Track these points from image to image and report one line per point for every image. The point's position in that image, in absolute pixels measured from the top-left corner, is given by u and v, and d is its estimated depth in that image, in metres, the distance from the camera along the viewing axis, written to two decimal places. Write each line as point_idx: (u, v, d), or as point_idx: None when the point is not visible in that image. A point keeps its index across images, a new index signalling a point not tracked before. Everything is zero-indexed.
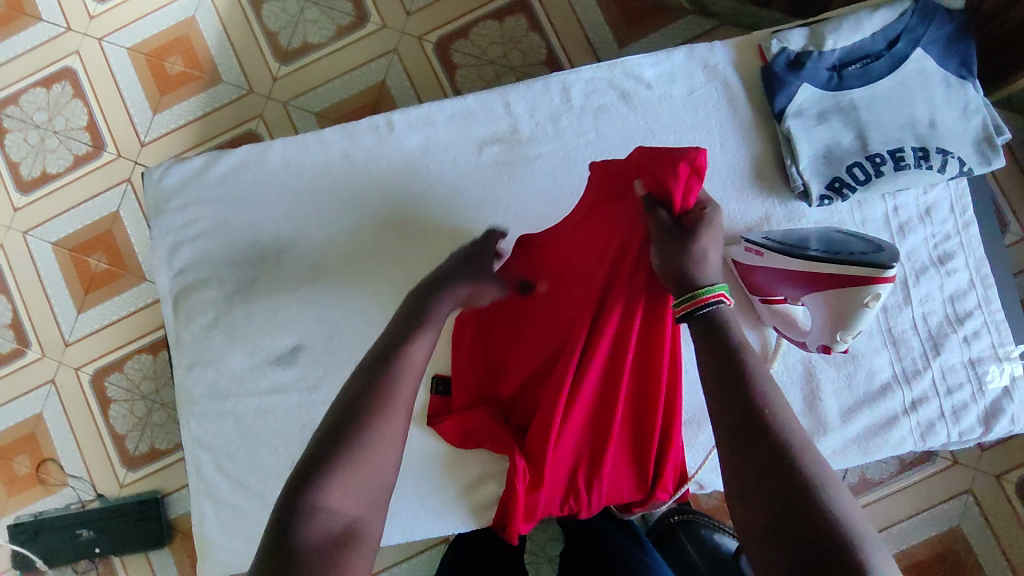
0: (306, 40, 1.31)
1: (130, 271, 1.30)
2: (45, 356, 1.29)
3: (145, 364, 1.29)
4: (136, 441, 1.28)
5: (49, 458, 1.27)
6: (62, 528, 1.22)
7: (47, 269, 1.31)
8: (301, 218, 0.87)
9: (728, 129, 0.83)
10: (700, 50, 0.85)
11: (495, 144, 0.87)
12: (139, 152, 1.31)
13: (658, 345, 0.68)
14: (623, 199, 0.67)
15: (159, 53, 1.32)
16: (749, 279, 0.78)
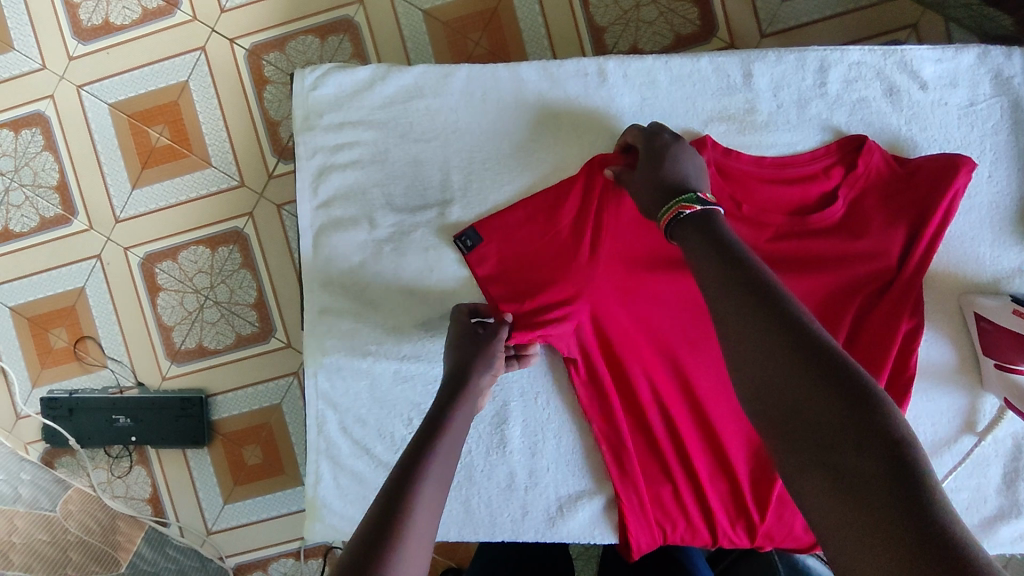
0: None
1: (195, 153, 1.10)
2: (93, 229, 1.12)
3: (202, 258, 1.11)
4: (184, 335, 1.12)
5: (89, 336, 1.13)
6: (95, 411, 1.09)
7: (101, 133, 1.11)
8: (474, 168, 0.73)
9: (1003, 158, 0.70)
10: (994, 55, 0.71)
11: (722, 122, 0.72)
12: (218, 20, 1.08)
13: (879, 367, 0.69)
14: (902, 191, 0.69)
15: None
16: (997, 344, 0.67)
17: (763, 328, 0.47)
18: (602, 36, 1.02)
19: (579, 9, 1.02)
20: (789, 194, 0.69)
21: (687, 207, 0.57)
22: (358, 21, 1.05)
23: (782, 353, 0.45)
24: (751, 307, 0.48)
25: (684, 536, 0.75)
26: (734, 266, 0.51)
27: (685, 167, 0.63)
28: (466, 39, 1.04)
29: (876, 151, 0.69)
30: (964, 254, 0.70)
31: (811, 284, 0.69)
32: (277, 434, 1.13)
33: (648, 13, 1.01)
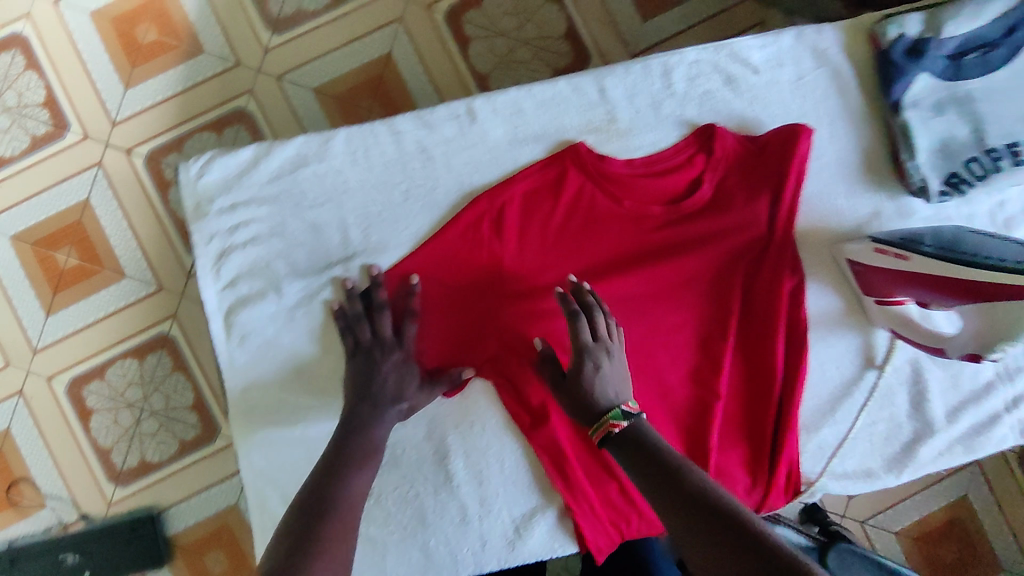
0: (300, 6, 1.09)
1: (108, 268, 1.09)
2: (11, 365, 1.08)
3: (130, 369, 1.09)
4: (124, 453, 1.08)
5: (22, 479, 1.07)
6: (42, 555, 1.04)
7: (4, 267, 1.08)
8: (372, 220, 0.76)
9: (839, 120, 0.78)
10: (810, 33, 0.80)
11: (590, 136, 0.78)
12: (111, 134, 1.09)
13: (772, 325, 0.75)
14: (756, 164, 0.76)
15: (130, 17, 1.09)
16: (872, 282, 0.74)
17: (698, 514, 0.55)
18: (487, 82, 1.09)
19: (460, 61, 1.09)
20: (657, 186, 0.76)
21: (616, 425, 0.65)
22: (253, 112, 1.09)
23: (704, 527, 0.54)
24: (705, 521, 0.54)
25: (639, 529, 0.76)
26: (679, 482, 0.58)
27: (610, 383, 0.68)
28: (358, 106, 1.09)
29: (727, 133, 0.76)
30: (824, 209, 0.78)
31: (692, 263, 0.76)
32: (239, 533, 1.09)
33: (522, 55, 1.09)
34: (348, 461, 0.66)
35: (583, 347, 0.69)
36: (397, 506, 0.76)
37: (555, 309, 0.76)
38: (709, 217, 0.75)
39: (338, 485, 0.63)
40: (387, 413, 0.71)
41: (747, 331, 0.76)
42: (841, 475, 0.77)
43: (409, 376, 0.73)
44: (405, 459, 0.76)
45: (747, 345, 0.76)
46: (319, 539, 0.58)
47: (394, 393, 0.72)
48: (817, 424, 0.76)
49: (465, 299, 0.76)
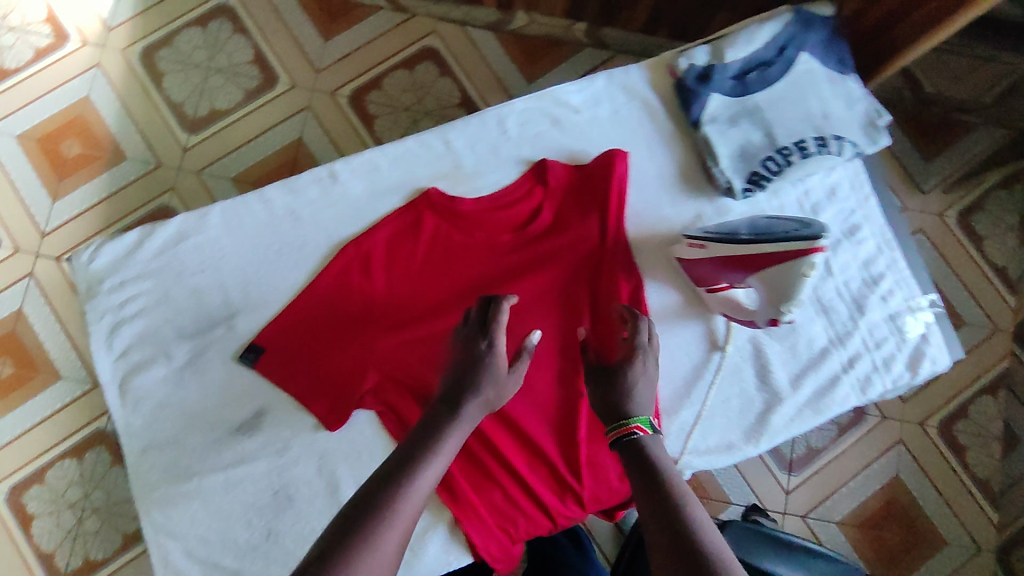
0: (214, 106, 1.32)
1: (44, 371, 1.19)
2: None
3: (68, 471, 1.17)
4: (67, 557, 1.14)
5: None
6: None
7: None
8: (252, 279, 0.84)
9: (654, 142, 0.91)
10: (618, 74, 0.92)
11: (439, 182, 0.89)
12: (40, 244, 1.24)
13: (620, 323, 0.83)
14: (585, 186, 0.87)
15: (53, 138, 1.28)
16: (694, 273, 0.84)
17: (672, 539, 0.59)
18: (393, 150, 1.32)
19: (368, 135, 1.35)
20: (503, 216, 0.86)
21: (639, 428, 0.70)
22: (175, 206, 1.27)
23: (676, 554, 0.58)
24: (676, 547, 0.58)
25: (527, 530, 0.83)
26: (673, 510, 0.62)
27: (639, 388, 0.75)
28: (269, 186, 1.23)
29: (557, 163, 0.88)
30: (653, 219, 0.89)
31: (543, 280, 0.85)
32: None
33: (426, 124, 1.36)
34: (424, 445, 0.66)
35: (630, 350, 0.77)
36: (295, 543, 0.80)
37: (428, 335, 0.84)
38: (551, 237, 0.86)
39: (386, 480, 0.62)
40: (484, 388, 0.72)
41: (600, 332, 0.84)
42: (704, 451, 0.85)
43: (498, 357, 0.73)
44: (298, 497, 0.81)
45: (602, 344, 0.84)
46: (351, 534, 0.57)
47: (488, 376, 0.72)
48: (676, 407, 0.84)
49: (344, 337, 0.83)
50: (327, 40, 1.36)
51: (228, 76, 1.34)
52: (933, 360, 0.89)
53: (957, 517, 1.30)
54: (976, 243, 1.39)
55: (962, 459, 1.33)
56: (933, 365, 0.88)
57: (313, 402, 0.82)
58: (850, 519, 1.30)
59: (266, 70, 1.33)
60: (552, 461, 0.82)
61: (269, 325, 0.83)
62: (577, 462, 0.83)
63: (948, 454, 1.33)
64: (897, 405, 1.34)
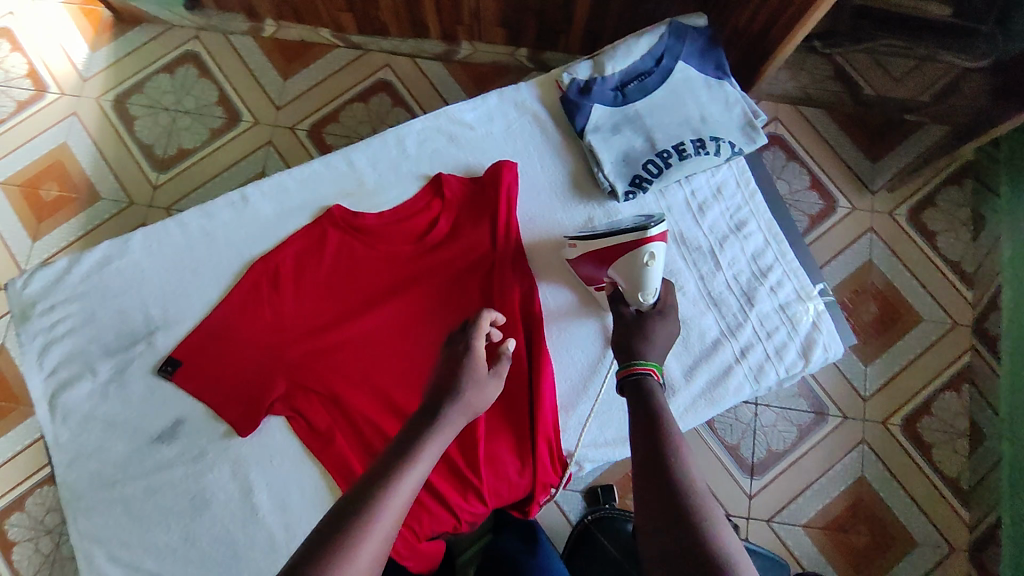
0: (181, 147, 1.41)
1: (23, 403, 1.29)
2: None
3: (48, 498, 1.26)
4: None
5: None
6: None
7: None
8: (170, 298, 0.91)
9: (545, 152, 0.97)
10: (509, 92, 0.99)
11: (344, 200, 0.95)
12: None
13: (512, 319, 0.87)
14: (478, 196, 0.93)
15: (33, 182, 1.38)
16: (580, 273, 0.90)
17: (654, 472, 0.64)
18: None
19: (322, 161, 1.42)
20: (402, 229, 0.92)
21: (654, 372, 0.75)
22: None
23: (653, 487, 0.63)
24: (656, 480, 0.63)
25: (431, 527, 0.85)
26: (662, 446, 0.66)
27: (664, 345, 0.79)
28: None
29: (452, 176, 0.94)
30: (547, 224, 0.94)
31: (441, 287, 0.91)
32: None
33: None
34: (401, 453, 0.65)
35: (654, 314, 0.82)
36: (212, 544, 0.84)
37: (328, 345, 0.89)
38: (448, 246, 0.91)
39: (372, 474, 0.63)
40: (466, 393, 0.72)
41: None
42: (600, 444, 0.89)
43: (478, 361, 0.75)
44: (215, 500, 0.85)
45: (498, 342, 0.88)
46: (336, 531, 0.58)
47: (469, 380, 0.73)
48: (574, 400, 0.89)
49: (249, 350, 0.88)
50: (286, 79, 1.46)
51: (194, 117, 1.44)
52: (826, 347, 0.90)
53: (925, 515, 1.27)
54: (928, 240, 1.38)
55: (927, 458, 1.29)
56: (826, 351, 0.90)
57: (223, 411, 0.87)
58: (814, 521, 1.26)
59: (230, 109, 1.43)
60: (450, 459, 0.84)
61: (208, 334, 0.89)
62: (476, 457, 0.84)
63: (913, 453, 1.30)
64: (858, 404, 1.30)
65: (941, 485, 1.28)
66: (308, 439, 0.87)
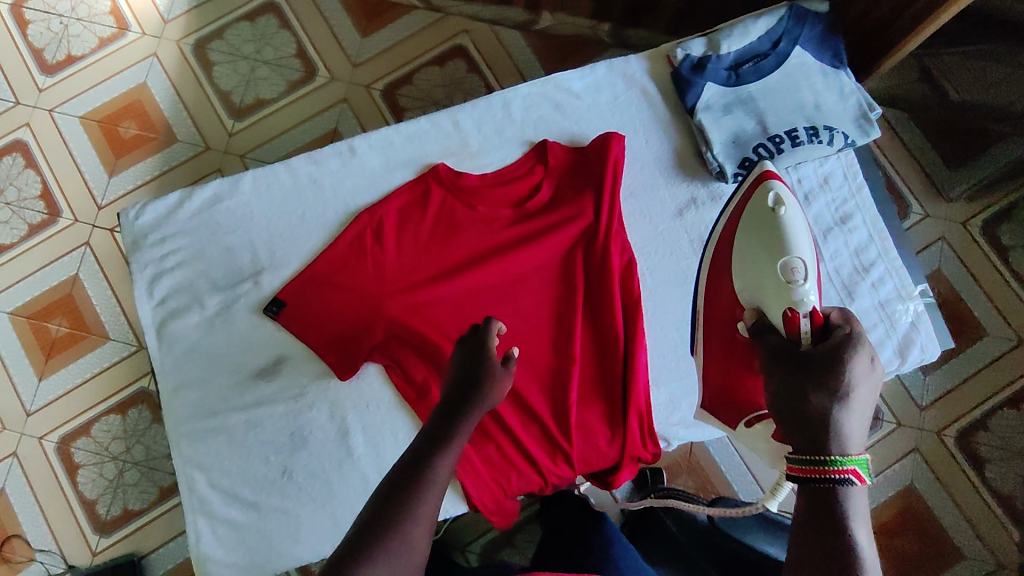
0: (259, 96, 1.43)
1: (94, 333, 1.36)
2: (6, 429, 1.33)
3: (114, 425, 1.35)
4: (108, 505, 1.32)
5: (15, 534, 1.31)
6: None
7: (7, 341, 1.36)
8: (276, 241, 0.94)
9: (651, 127, 0.96)
10: (618, 64, 0.98)
11: (447, 158, 0.96)
12: (95, 215, 1.40)
13: (611, 293, 0.89)
14: (582, 168, 0.93)
15: (112, 119, 1.42)
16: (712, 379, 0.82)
17: None
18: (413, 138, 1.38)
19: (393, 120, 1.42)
20: (506, 194, 0.93)
21: (842, 472, 0.59)
22: None
23: None
24: None
25: (518, 485, 0.88)
26: None
27: (848, 420, 0.62)
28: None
29: (558, 144, 0.94)
30: (650, 200, 0.94)
31: (541, 253, 0.91)
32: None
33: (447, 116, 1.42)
34: (439, 440, 0.70)
35: (832, 351, 0.64)
36: (307, 480, 0.88)
37: (426, 300, 0.90)
38: (549, 214, 0.92)
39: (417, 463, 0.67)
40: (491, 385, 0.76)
41: (590, 300, 0.91)
42: (690, 422, 0.90)
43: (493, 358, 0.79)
44: (312, 438, 0.89)
45: (595, 313, 0.90)
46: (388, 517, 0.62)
47: (488, 375, 0.77)
48: (664, 375, 0.91)
49: (350, 297, 0.90)
50: (364, 37, 1.46)
51: (273, 67, 1.45)
52: (923, 349, 0.90)
53: (974, 531, 1.26)
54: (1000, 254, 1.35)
55: (981, 474, 1.29)
56: (922, 353, 0.90)
57: (324, 354, 0.90)
58: None
59: (308, 63, 1.44)
60: (543, 422, 0.87)
61: (318, 279, 0.91)
62: (569, 423, 0.87)
63: (965, 465, 1.29)
64: (915, 411, 1.30)
65: (990, 500, 1.28)
66: (403, 389, 0.90)
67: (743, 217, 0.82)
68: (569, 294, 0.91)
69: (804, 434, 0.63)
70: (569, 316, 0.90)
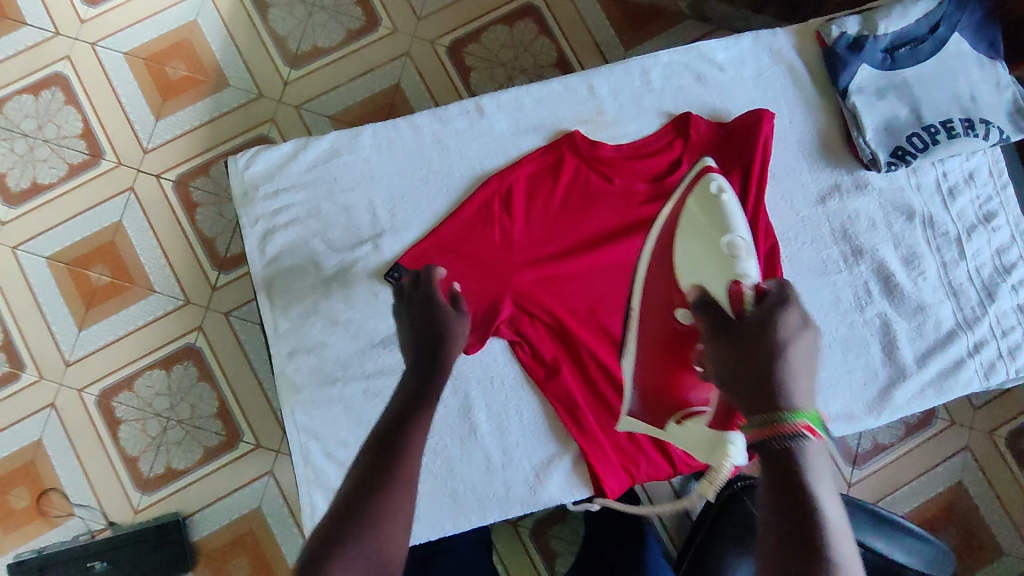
0: (316, 44, 1.27)
1: (137, 283, 1.21)
2: (44, 378, 1.19)
3: (157, 380, 1.20)
4: (150, 462, 1.18)
5: (51, 488, 1.17)
6: (68, 561, 1.12)
7: (44, 289, 1.21)
8: (397, 203, 0.88)
9: (796, 107, 0.91)
10: (765, 36, 0.92)
11: (581, 125, 0.90)
12: (141, 160, 1.23)
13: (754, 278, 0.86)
14: (727, 144, 0.88)
15: (160, 58, 1.26)
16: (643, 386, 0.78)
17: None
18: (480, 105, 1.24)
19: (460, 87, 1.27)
20: (644, 167, 0.88)
21: (805, 427, 0.53)
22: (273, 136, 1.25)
23: None
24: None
25: (646, 472, 0.86)
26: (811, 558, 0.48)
27: (795, 367, 0.57)
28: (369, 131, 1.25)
29: (700, 119, 0.89)
30: (791, 184, 0.90)
31: None
32: (262, 540, 1.17)
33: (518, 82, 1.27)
34: (413, 409, 0.62)
35: (762, 317, 0.60)
36: (427, 456, 0.85)
37: (558, 276, 0.86)
38: None
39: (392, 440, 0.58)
40: (452, 338, 0.71)
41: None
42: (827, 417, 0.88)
43: (448, 305, 0.74)
44: (433, 413, 0.86)
45: None
46: (360, 504, 0.54)
47: (451, 320, 0.73)
48: None
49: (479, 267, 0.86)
50: None
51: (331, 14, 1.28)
52: None
53: None
54: None
55: None
56: None
57: None
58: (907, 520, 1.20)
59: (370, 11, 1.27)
60: None
61: (442, 245, 0.86)
62: None
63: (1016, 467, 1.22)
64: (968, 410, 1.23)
65: None
66: (529, 368, 0.87)
67: (681, 215, 0.83)
68: None
69: (751, 399, 0.56)
70: None
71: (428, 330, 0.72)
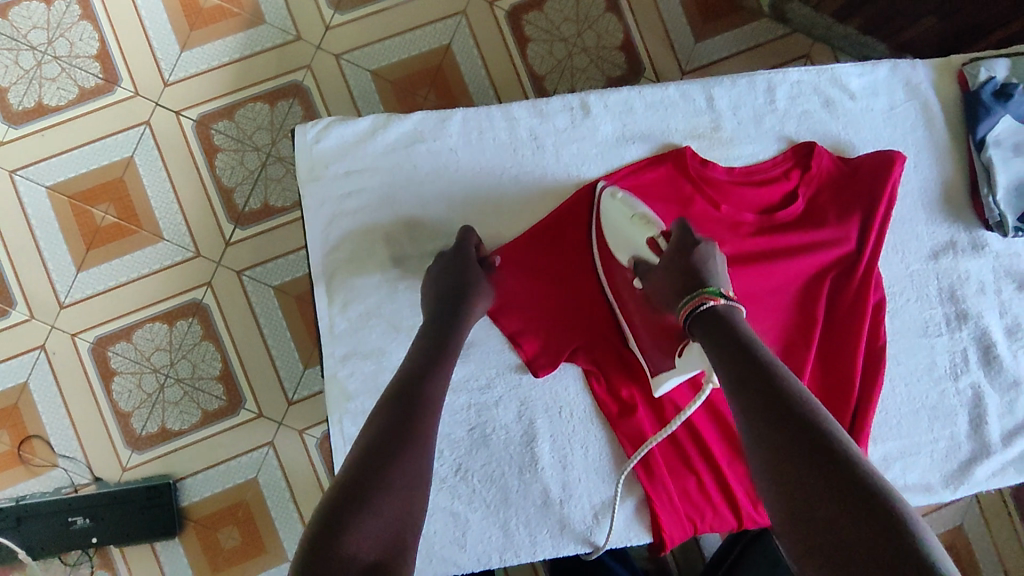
0: None
1: (146, 229, 1.05)
2: (35, 318, 1.04)
3: (158, 335, 1.05)
4: (144, 420, 1.04)
5: (36, 435, 1.03)
6: (50, 516, 0.99)
7: (41, 220, 1.05)
8: (480, 204, 0.79)
9: (923, 151, 0.84)
10: (903, 67, 0.85)
11: (693, 140, 0.82)
12: (162, 93, 1.07)
13: (857, 333, 0.79)
14: (850, 183, 0.80)
15: None
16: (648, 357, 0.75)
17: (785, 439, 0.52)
18: (543, 83, 1.10)
19: (519, 60, 1.10)
20: (756, 196, 0.80)
21: (713, 298, 0.62)
22: (308, 87, 1.08)
23: (787, 453, 0.51)
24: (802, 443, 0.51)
25: (709, 523, 0.80)
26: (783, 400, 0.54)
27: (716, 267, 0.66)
28: (415, 94, 1.09)
29: (824, 153, 0.80)
30: (906, 234, 0.83)
31: (786, 275, 0.79)
32: (256, 511, 1.04)
33: (581, 61, 1.10)
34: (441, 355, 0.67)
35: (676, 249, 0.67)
36: (482, 483, 0.78)
37: None
38: (804, 229, 0.79)
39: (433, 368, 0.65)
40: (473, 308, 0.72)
41: (828, 338, 0.81)
42: (903, 486, 0.82)
43: (473, 267, 0.74)
44: (494, 438, 0.78)
45: (830, 351, 0.80)
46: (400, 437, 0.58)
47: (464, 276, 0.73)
48: (883, 431, 0.82)
49: (561, 282, 0.79)
50: None
51: None
52: None
53: None
54: None
55: None
56: None
57: (519, 345, 0.78)
58: None
59: None
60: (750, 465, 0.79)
61: (523, 254, 0.78)
62: None
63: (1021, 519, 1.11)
64: None
65: None
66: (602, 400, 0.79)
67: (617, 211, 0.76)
68: (808, 327, 0.79)
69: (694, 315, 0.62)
70: (805, 351, 0.79)
71: (444, 296, 0.72)
